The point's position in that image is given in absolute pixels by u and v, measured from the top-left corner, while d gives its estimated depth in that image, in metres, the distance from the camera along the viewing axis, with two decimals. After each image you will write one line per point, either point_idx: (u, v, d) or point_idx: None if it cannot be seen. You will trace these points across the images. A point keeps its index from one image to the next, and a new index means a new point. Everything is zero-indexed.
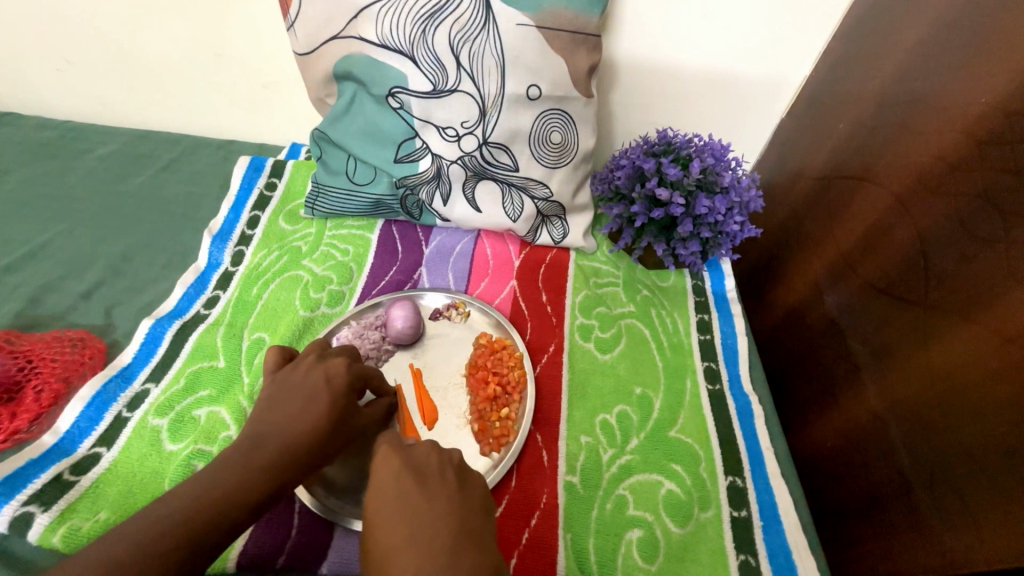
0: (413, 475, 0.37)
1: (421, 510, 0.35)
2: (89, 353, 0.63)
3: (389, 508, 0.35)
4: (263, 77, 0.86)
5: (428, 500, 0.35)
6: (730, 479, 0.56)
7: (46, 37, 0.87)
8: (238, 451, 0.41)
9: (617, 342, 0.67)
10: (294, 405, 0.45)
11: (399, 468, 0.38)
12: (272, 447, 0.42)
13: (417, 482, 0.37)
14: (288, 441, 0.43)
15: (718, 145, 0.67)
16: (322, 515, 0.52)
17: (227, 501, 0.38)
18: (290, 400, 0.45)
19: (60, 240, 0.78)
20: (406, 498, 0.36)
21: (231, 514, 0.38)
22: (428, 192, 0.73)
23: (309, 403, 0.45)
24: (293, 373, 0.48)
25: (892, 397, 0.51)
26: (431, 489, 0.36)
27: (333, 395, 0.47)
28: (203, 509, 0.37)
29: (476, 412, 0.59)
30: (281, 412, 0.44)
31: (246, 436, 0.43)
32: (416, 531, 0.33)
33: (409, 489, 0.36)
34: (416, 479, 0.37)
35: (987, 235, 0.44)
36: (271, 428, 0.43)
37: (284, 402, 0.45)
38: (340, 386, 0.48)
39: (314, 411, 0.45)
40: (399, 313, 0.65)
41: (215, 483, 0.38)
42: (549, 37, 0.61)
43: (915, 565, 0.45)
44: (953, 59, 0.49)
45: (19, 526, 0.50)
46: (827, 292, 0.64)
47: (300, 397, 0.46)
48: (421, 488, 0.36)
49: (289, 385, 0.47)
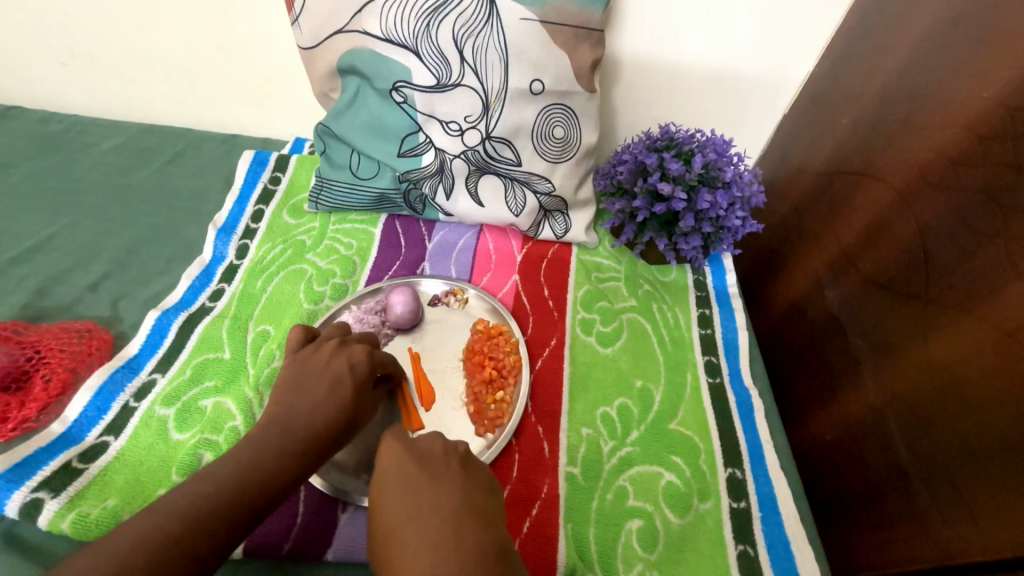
0: (417, 462, 0.37)
1: (424, 496, 0.35)
2: (96, 344, 0.64)
3: (391, 495, 0.36)
4: (268, 72, 0.87)
5: (431, 485, 0.35)
6: (730, 471, 0.57)
7: (51, 31, 0.87)
8: (268, 435, 0.42)
9: (618, 336, 0.67)
10: (319, 391, 0.46)
11: (402, 456, 0.38)
12: (301, 431, 0.43)
13: (421, 470, 0.37)
14: (314, 426, 0.44)
15: (720, 140, 0.67)
16: (328, 493, 0.54)
17: (265, 477, 0.39)
18: (314, 385, 0.46)
19: (67, 233, 0.79)
20: (409, 484, 0.36)
21: (257, 496, 0.38)
22: (431, 186, 0.73)
23: (333, 388, 0.47)
24: (317, 356, 0.49)
25: (891, 390, 0.51)
26: (435, 476, 0.36)
27: (356, 380, 0.48)
28: (246, 477, 0.39)
29: (472, 395, 0.61)
30: (306, 397, 0.45)
31: (270, 417, 0.44)
32: (418, 513, 0.34)
33: (413, 477, 0.36)
34: (420, 467, 0.37)
35: (987, 229, 0.44)
36: (297, 412, 0.44)
37: (307, 388, 0.46)
38: (362, 372, 0.49)
39: (338, 397, 0.46)
40: (398, 299, 0.66)
41: (257, 460, 0.40)
42: (553, 32, 0.62)
43: (910, 555, 0.46)
44: (956, 54, 0.50)
45: (29, 512, 0.51)
46: (828, 287, 0.64)
47: (324, 382, 0.47)
48: (426, 476, 0.36)
49: (313, 369, 0.48)
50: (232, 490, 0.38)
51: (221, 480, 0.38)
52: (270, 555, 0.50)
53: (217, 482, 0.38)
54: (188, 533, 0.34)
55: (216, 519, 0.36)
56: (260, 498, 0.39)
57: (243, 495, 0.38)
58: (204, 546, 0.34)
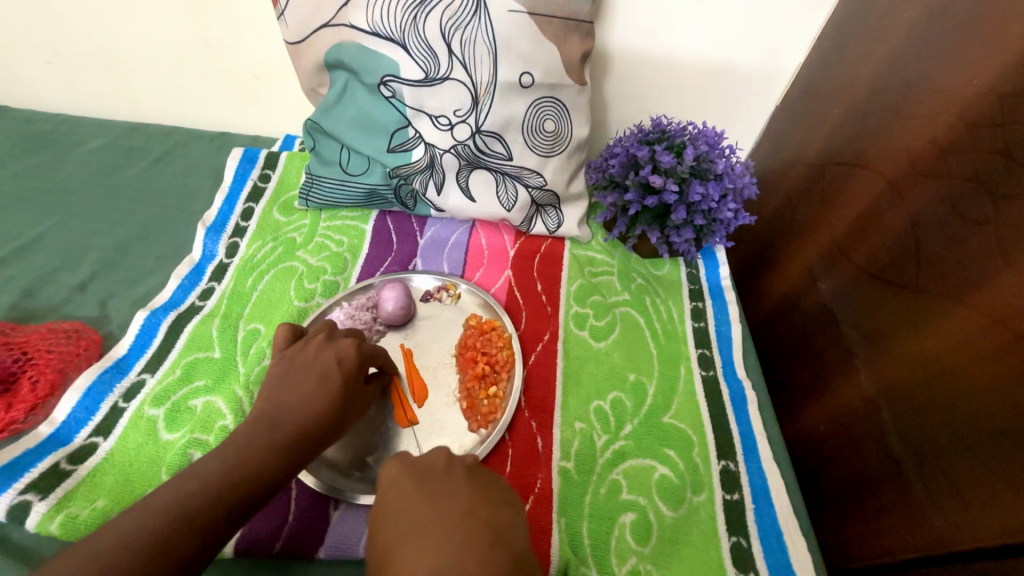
0: (419, 480, 0.37)
1: (425, 512, 0.34)
2: (85, 344, 0.63)
3: (393, 514, 0.35)
4: (256, 68, 0.86)
5: (430, 500, 0.35)
6: (723, 463, 0.57)
7: (36, 28, 0.86)
8: (256, 431, 0.42)
9: (611, 330, 0.67)
10: (307, 385, 0.46)
11: (403, 473, 0.38)
12: (289, 427, 0.43)
13: (422, 487, 0.36)
14: (303, 421, 0.43)
15: (712, 132, 0.67)
16: (321, 491, 0.53)
17: (254, 474, 0.39)
18: (303, 381, 0.46)
19: (54, 233, 0.78)
20: (409, 501, 0.35)
21: (245, 495, 0.38)
22: (421, 181, 0.73)
23: (321, 383, 0.46)
24: (305, 352, 0.48)
25: (883, 379, 0.51)
26: (437, 490, 0.36)
27: (345, 373, 0.48)
28: (234, 475, 0.38)
29: (464, 390, 0.60)
30: (294, 392, 0.45)
31: (258, 414, 0.44)
32: (420, 526, 0.33)
33: (413, 494, 0.36)
34: (422, 484, 0.37)
35: (978, 216, 0.44)
36: (285, 408, 0.44)
37: (296, 383, 0.46)
38: (351, 365, 0.49)
39: (327, 392, 0.46)
40: (389, 295, 0.65)
41: (244, 457, 0.39)
42: (542, 24, 0.61)
43: (903, 544, 0.46)
44: (946, 42, 0.49)
45: (17, 515, 0.50)
46: (820, 278, 0.64)
47: (312, 377, 0.46)
48: (428, 492, 0.36)
49: (301, 365, 0.47)
50: (220, 488, 0.37)
51: (209, 479, 0.38)
52: (261, 554, 0.50)
53: (205, 481, 0.37)
54: (172, 533, 0.34)
55: (202, 519, 0.35)
56: (250, 499, 0.38)
57: (230, 494, 0.37)
58: (190, 548, 0.34)
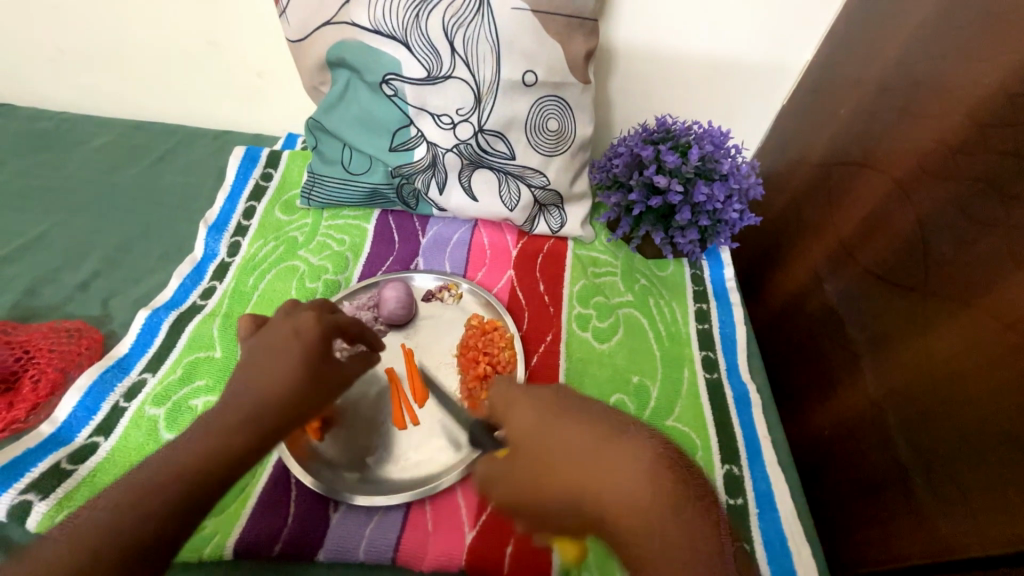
0: (546, 407, 0.39)
1: (576, 427, 0.37)
2: (86, 343, 0.63)
3: (543, 440, 0.37)
4: (258, 66, 0.86)
5: (572, 417, 0.38)
6: (727, 467, 0.56)
7: (39, 27, 0.86)
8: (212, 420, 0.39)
9: (614, 332, 0.67)
10: (260, 367, 0.41)
11: (525, 408, 0.40)
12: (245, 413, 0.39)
13: (553, 410, 0.39)
14: (257, 405, 0.39)
15: (718, 131, 0.66)
16: (319, 491, 0.53)
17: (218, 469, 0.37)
18: (257, 362, 0.42)
19: (57, 231, 0.78)
20: (551, 425, 0.38)
21: None
22: (423, 180, 0.72)
23: (277, 362, 0.41)
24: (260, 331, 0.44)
25: (890, 384, 0.51)
26: (569, 409, 0.39)
27: (304, 347, 0.42)
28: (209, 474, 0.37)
29: (466, 391, 0.60)
30: (246, 376, 0.41)
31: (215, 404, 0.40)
32: (582, 445, 0.36)
33: (550, 419, 0.38)
34: (552, 409, 0.39)
35: (987, 218, 0.43)
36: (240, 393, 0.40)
37: (250, 365, 0.41)
38: (312, 337, 0.43)
39: (282, 371, 0.41)
40: (390, 294, 0.65)
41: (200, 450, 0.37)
42: (544, 21, 0.61)
43: (909, 551, 0.45)
44: (956, 40, 0.48)
45: (17, 515, 0.50)
46: (826, 280, 0.63)
47: (268, 357, 0.42)
48: (564, 413, 0.39)
49: (256, 344, 0.43)
50: (217, 491, 0.37)
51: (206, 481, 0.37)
52: (260, 556, 0.50)
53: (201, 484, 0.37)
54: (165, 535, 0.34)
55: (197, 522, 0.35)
56: None
57: None
58: None
